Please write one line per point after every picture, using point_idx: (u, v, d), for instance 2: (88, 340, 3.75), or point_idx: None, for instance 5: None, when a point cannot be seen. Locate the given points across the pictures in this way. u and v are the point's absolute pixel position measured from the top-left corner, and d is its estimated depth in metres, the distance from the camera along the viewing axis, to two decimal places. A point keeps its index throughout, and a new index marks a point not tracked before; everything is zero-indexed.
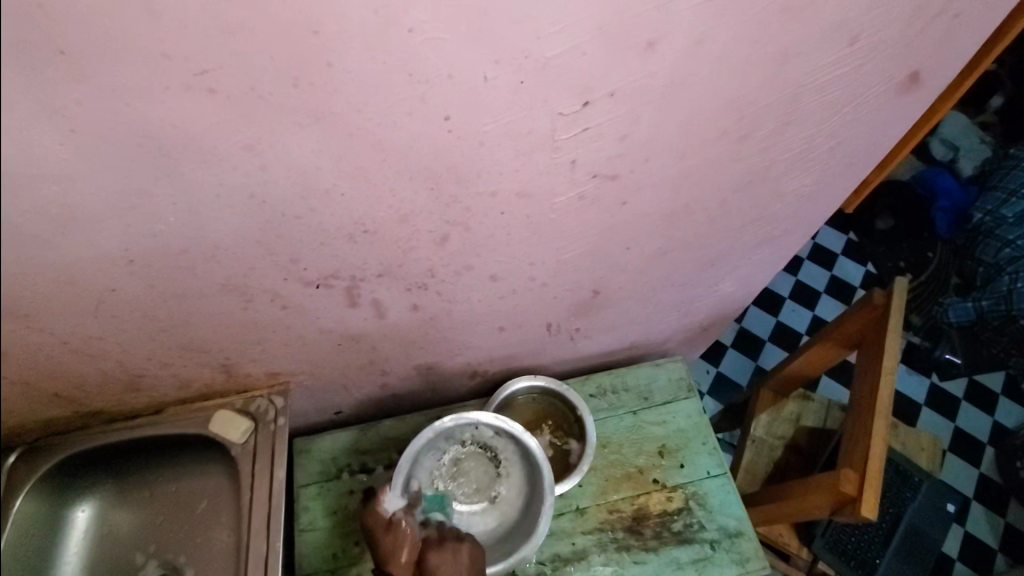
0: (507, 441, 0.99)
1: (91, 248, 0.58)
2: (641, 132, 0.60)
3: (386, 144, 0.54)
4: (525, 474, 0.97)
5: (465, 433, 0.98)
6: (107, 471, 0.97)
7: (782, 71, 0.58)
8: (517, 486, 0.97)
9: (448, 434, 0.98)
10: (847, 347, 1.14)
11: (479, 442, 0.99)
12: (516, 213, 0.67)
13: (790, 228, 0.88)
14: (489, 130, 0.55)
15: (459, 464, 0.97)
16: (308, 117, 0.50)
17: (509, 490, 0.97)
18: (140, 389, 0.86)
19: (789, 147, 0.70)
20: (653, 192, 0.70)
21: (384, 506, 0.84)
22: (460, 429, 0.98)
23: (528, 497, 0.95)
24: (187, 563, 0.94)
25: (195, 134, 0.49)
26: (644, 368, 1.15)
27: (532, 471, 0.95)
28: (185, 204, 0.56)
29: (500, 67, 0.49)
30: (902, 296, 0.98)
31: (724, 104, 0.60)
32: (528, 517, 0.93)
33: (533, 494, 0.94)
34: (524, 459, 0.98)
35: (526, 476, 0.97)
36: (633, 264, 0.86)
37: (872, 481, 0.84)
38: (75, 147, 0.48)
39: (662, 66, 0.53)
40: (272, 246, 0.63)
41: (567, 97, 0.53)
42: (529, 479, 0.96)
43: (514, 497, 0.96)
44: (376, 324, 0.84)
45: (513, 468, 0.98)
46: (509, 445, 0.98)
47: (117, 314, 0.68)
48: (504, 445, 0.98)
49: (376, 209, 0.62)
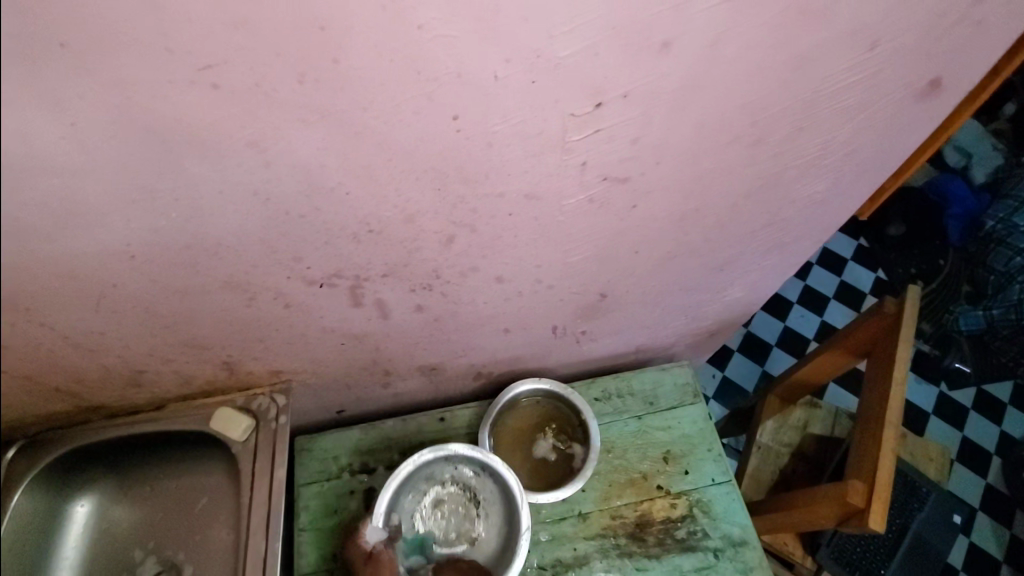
0: (487, 480, 0.98)
1: (94, 242, 0.57)
2: (654, 134, 0.58)
3: (393, 143, 0.53)
4: (505, 514, 0.95)
5: (445, 473, 0.98)
6: (108, 465, 0.96)
7: (801, 75, 0.57)
8: (496, 527, 0.95)
9: (428, 473, 0.98)
10: (856, 356, 1.13)
11: (458, 481, 0.98)
12: (524, 215, 0.66)
13: (802, 234, 0.86)
14: (498, 130, 0.54)
15: (439, 505, 0.96)
16: (314, 114, 0.48)
17: (488, 532, 0.95)
18: (141, 385, 0.86)
19: (805, 152, 0.68)
20: (664, 195, 0.68)
21: (366, 538, 0.89)
22: (440, 468, 0.98)
23: (506, 537, 0.94)
24: (185, 561, 0.94)
25: (198, 129, 0.48)
26: (650, 372, 1.14)
27: (510, 507, 0.95)
28: (188, 200, 0.55)
29: (510, 66, 0.48)
30: (914, 305, 0.97)
31: (739, 108, 0.58)
32: (506, 557, 0.92)
33: (512, 533, 0.93)
34: (504, 498, 0.97)
35: (506, 516, 0.95)
36: (641, 267, 0.85)
37: (880, 492, 0.83)
38: (77, 140, 0.47)
39: (677, 68, 0.52)
40: (275, 244, 0.62)
41: (578, 98, 0.52)
42: (509, 519, 0.95)
43: (493, 539, 0.94)
44: (379, 324, 0.83)
45: (493, 507, 0.97)
46: (489, 484, 0.98)
47: (119, 310, 0.67)
48: (483, 484, 0.98)
49: (381, 209, 0.60)
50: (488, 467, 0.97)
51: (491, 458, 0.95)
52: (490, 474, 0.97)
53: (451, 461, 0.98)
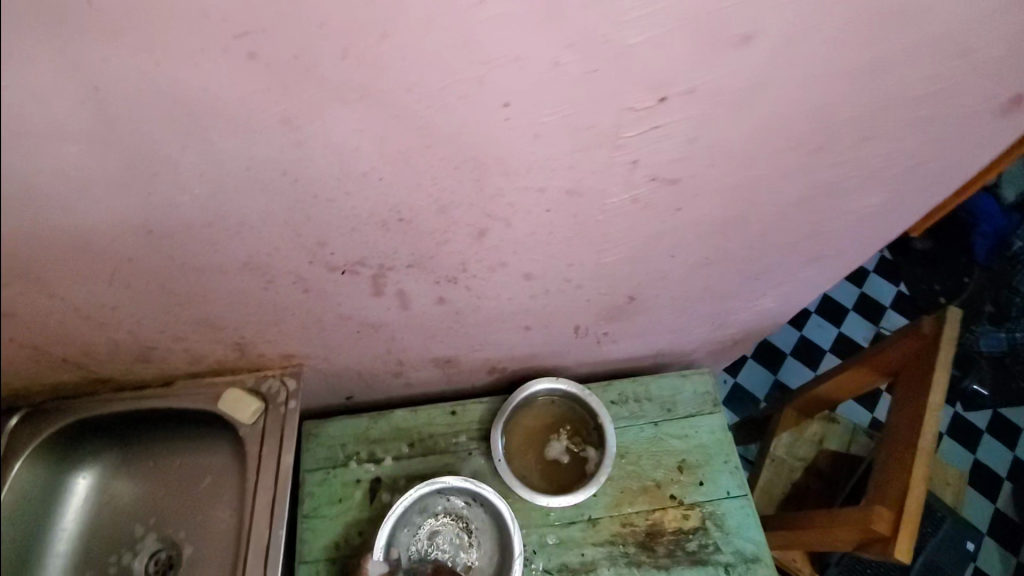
0: (478, 510, 0.96)
1: (109, 215, 0.53)
2: (713, 135, 0.54)
3: (435, 129, 0.49)
4: (498, 545, 0.93)
5: (437, 506, 0.96)
6: (111, 439, 0.94)
7: (878, 81, 0.53)
8: (489, 558, 0.93)
9: (421, 505, 0.95)
10: (883, 375, 1.09)
11: (451, 513, 0.96)
12: (563, 212, 0.62)
13: (846, 248, 0.82)
14: (549, 121, 0.50)
15: (432, 539, 0.94)
16: (354, 92, 0.45)
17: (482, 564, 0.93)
18: (150, 361, 0.83)
19: (866, 163, 0.64)
20: (712, 200, 0.64)
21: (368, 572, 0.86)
22: (431, 501, 0.96)
23: (501, 568, 0.92)
24: (186, 540, 0.92)
25: (228, 101, 0.44)
26: (669, 378, 1.10)
27: (504, 539, 0.93)
28: (212, 176, 0.51)
29: (572, 52, 0.44)
30: (954, 328, 0.93)
31: (806, 113, 0.54)
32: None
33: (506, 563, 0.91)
34: (496, 528, 0.94)
35: (499, 546, 0.94)
36: (674, 273, 0.81)
37: (908, 521, 0.80)
38: (98, 106, 0.43)
39: (750, 65, 0.47)
40: (299, 227, 0.59)
41: (639, 91, 0.48)
42: (501, 548, 0.93)
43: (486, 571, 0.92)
44: (398, 315, 0.80)
45: (485, 538, 0.94)
46: (480, 513, 0.95)
47: (132, 285, 0.64)
48: (475, 515, 0.96)
49: (414, 197, 0.57)
50: (479, 498, 0.94)
51: (482, 488, 0.93)
52: (481, 503, 0.95)
53: (441, 492, 0.96)
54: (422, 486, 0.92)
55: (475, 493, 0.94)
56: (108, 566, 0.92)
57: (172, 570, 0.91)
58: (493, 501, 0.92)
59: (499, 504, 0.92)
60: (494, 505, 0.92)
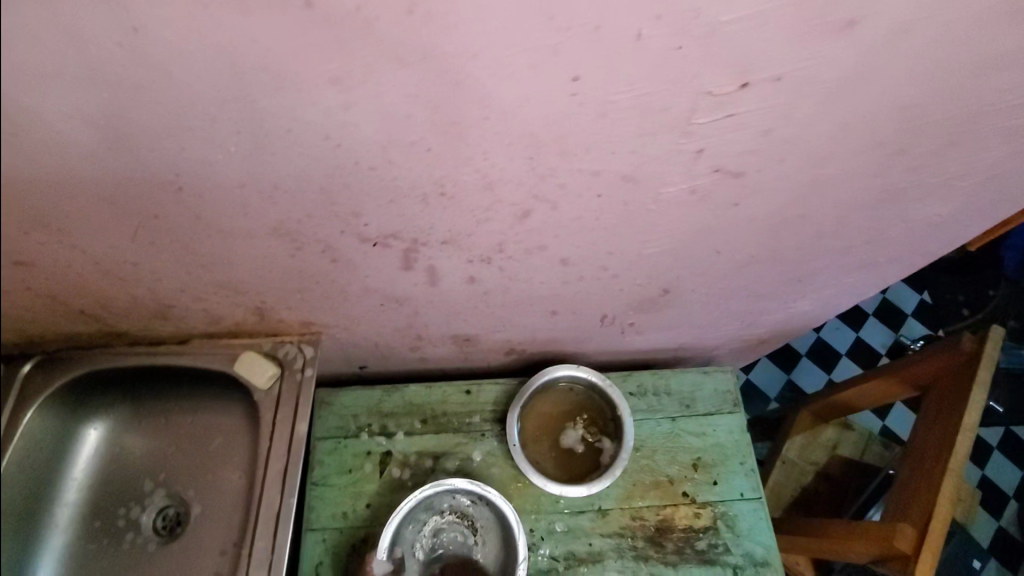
0: (483, 509, 0.92)
1: (140, 168, 0.50)
2: (790, 128, 0.50)
3: (495, 100, 0.45)
4: (501, 546, 0.90)
5: (442, 503, 0.92)
6: (125, 393, 0.93)
7: (978, 81, 0.48)
8: (492, 559, 0.90)
9: (426, 503, 0.91)
10: (912, 388, 1.06)
11: (457, 511, 0.92)
12: (614, 198, 0.59)
13: (898, 256, 0.78)
14: (618, 101, 0.46)
15: (437, 536, 0.91)
16: (415, 53, 0.41)
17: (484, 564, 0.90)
18: (167, 320, 0.81)
19: (943, 170, 0.59)
20: (773, 197, 0.60)
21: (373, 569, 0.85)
22: (437, 498, 0.92)
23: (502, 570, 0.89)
24: (195, 499, 0.91)
25: (277, 54, 0.41)
26: (690, 373, 1.08)
27: (508, 541, 0.89)
28: (251, 134, 0.48)
29: (659, 25, 0.40)
30: (995, 348, 0.89)
31: (894, 111, 0.50)
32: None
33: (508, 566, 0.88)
34: (501, 528, 0.91)
35: (502, 548, 0.90)
36: (716, 269, 0.77)
37: (931, 541, 0.78)
38: (136, 50, 0.40)
39: (848, 53, 0.43)
40: (336, 195, 0.55)
41: (722, 74, 0.44)
42: (505, 549, 0.90)
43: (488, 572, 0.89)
44: (425, 291, 0.77)
45: (490, 538, 0.91)
46: (485, 512, 0.92)
47: (156, 242, 0.61)
48: (481, 514, 0.92)
49: (461, 172, 0.53)
50: (485, 498, 0.91)
51: (487, 489, 0.89)
52: (487, 503, 0.91)
53: (448, 491, 0.91)
54: (427, 488, 0.88)
55: (480, 494, 0.90)
56: (115, 519, 0.91)
57: (180, 527, 0.90)
58: (499, 504, 0.88)
59: (505, 507, 0.88)
60: (499, 507, 0.89)
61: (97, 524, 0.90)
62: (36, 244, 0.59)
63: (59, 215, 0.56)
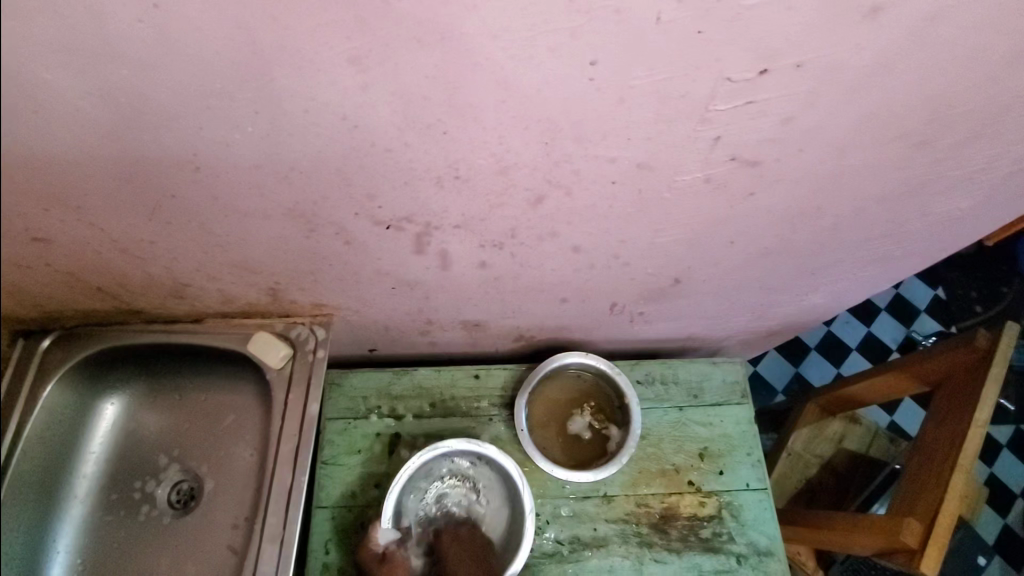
0: (484, 468, 0.95)
1: (157, 147, 0.51)
2: (811, 117, 0.49)
3: (512, 82, 0.45)
4: (506, 502, 0.93)
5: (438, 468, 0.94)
6: (140, 369, 0.95)
7: (1009, 71, 0.47)
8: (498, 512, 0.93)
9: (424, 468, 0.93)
10: (923, 384, 1.05)
11: (457, 474, 0.94)
12: (629, 185, 0.58)
13: (915, 250, 0.77)
14: (637, 85, 0.45)
15: (440, 501, 0.93)
16: (432, 34, 0.40)
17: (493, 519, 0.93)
18: (182, 298, 0.82)
19: (966, 163, 0.58)
20: (789, 187, 0.60)
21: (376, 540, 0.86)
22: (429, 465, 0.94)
23: (511, 523, 0.92)
24: (208, 474, 0.93)
25: (295, 33, 0.41)
26: (698, 364, 1.08)
27: (512, 494, 0.93)
28: (268, 114, 0.48)
29: (681, 8, 0.39)
30: (1010, 345, 0.88)
31: (919, 101, 0.49)
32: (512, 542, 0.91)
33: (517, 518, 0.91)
34: (505, 484, 0.94)
35: (507, 503, 0.93)
36: (729, 260, 0.77)
37: (939, 536, 0.78)
38: (154, 27, 0.41)
39: (875, 40, 0.43)
40: (351, 177, 0.56)
41: (743, 60, 0.43)
42: (511, 502, 0.93)
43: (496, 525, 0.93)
44: (436, 275, 0.77)
45: (493, 494, 0.94)
46: (485, 471, 0.95)
47: (173, 222, 0.62)
48: (480, 473, 0.95)
49: (476, 156, 0.53)
50: (485, 457, 0.93)
51: (486, 447, 0.92)
52: (487, 462, 0.94)
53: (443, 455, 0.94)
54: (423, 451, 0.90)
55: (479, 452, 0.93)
56: (132, 491, 0.93)
57: (194, 501, 0.92)
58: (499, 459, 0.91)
59: (505, 461, 0.91)
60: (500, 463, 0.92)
61: (114, 496, 0.92)
62: (57, 219, 0.60)
63: (80, 192, 0.56)
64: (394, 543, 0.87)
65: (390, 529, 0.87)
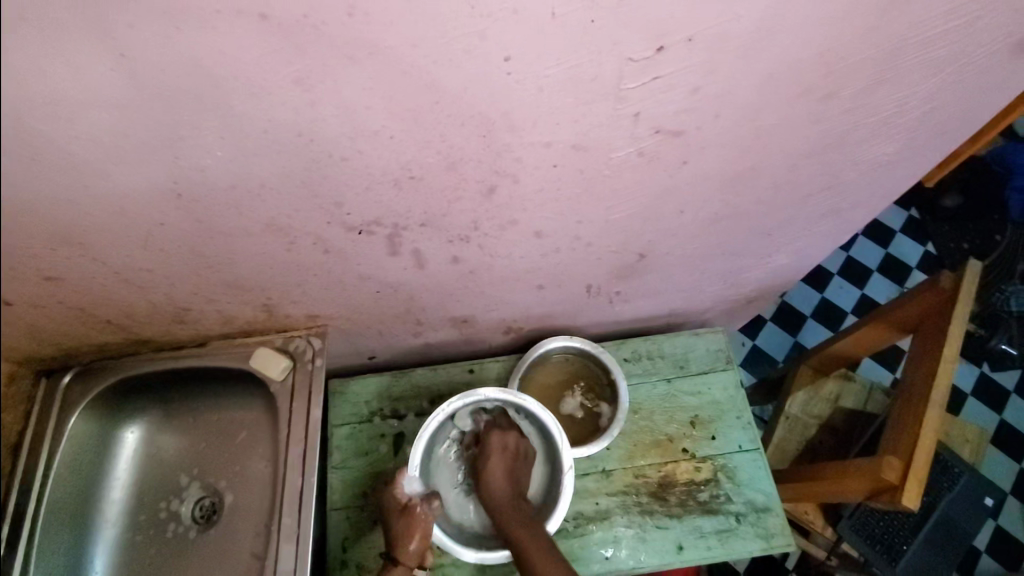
0: (525, 423, 0.95)
1: (143, 180, 0.58)
2: (715, 83, 0.55)
3: (440, 85, 0.51)
4: (546, 459, 0.94)
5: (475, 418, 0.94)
6: (154, 397, 1.01)
7: (886, 21, 0.52)
8: (538, 469, 0.94)
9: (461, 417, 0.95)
10: (900, 331, 1.08)
11: None
12: (570, 167, 0.64)
13: (860, 200, 0.82)
14: (551, 74, 0.51)
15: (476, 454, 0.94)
16: (361, 50, 0.46)
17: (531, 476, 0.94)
18: (186, 323, 0.89)
19: (877, 110, 0.63)
20: (719, 151, 0.65)
21: (402, 489, 0.87)
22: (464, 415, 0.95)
23: (550, 481, 0.93)
24: (227, 488, 0.98)
25: (245, 65, 0.47)
26: (682, 336, 1.12)
27: (551, 450, 0.93)
28: (234, 139, 0.54)
29: (570, 2, 0.45)
30: (973, 281, 0.91)
31: (811, 58, 0.54)
32: (550, 500, 0.91)
33: (555, 478, 0.92)
34: (543, 441, 0.95)
35: (546, 459, 0.94)
36: (684, 229, 0.82)
37: (918, 471, 0.82)
38: (124, 73, 0.47)
39: (752, 8, 0.48)
40: (316, 188, 0.62)
41: (639, 40, 0.49)
42: (550, 460, 0.94)
43: (535, 480, 0.94)
44: (414, 275, 0.83)
45: (532, 450, 0.95)
46: (526, 425, 0.95)
47: (166, 248, 0.69)
48: (519, 428, 0.96)
49: (423, 154, 0.59)
50: (524, 411, 0.94)
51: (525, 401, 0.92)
52: (527, 415, 0.94)
53: (481, 406, 0.95)
54: (458, 398, 0.91)
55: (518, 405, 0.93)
56: (158, 511, 0.98)
57: (216, 515, 0.97)
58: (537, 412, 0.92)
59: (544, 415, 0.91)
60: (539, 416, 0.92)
61: (143, 517, 0.98)
62: (62, 257, 0.67)
63: (79, 229, 0.63)
64: (418, 496, 0.87)
65: (416, 481, 0.88)
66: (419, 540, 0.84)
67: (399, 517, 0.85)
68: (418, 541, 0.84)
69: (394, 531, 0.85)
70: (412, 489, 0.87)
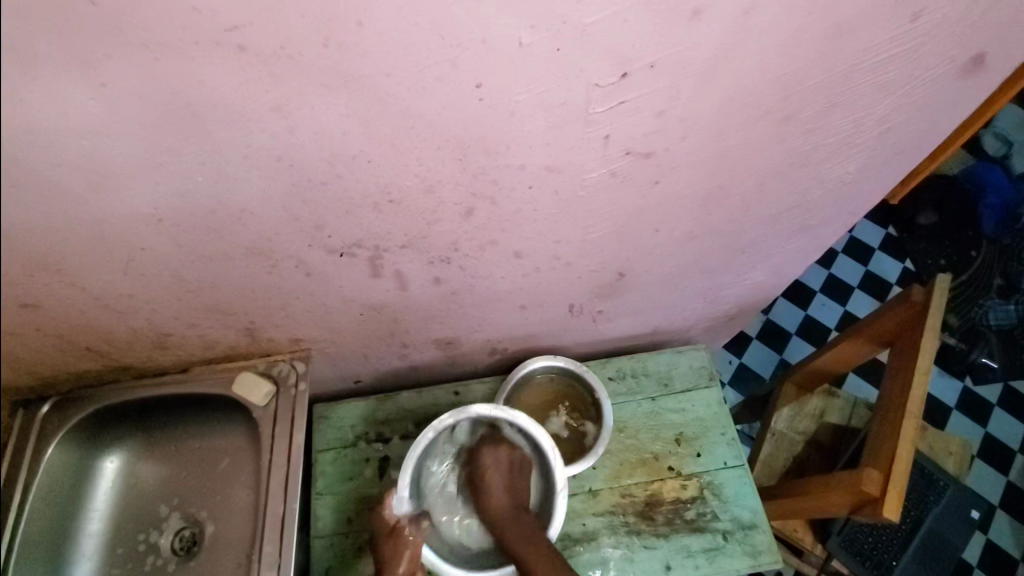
0: (518, 438, 0.94)
1: (124, 206, 0.59)
2: (680, 106, 0.57)
3: (415, 111, 0.53)
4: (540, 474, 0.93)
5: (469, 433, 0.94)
6: (135, 425, 0.99)
7: (836, 47, 0.55)
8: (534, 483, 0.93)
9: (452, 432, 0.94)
10: (878, 345, 1.10)
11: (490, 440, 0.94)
12: (546, 188, 0.66)
13: (830, 216, 0.85)
14: (521, 100, 0.53)
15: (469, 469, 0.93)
16: (336, 78, 0.49)
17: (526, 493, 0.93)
18: (167, 348, 0.88)
19: (836, 130, 0.66)
20: (688, 172, 0.67)
21: (391, 511, 0.87)
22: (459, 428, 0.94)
23: (544, 498, 0.92)
24: (208, 518, 0.96)
25: (223, 94, 0.49)
26: (665, 354, 1.13)
27: (546, 465, 0.92)
28: (213, 163, 0.56)
29: (537, 32, 0.47)
30: (943, 294, 0.93)
31: (769, 82, 0.57)
32: (544, 518, 0.90)
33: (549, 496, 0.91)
34: (538, 457, 0.93)
35: (540, 474, 0.93)
36: (662, 247, 0.83)
37: (897, 483, 0.83)
38: (104, 101, 0.48)
39: (707, 36, 0.51)
40: (297, 211, 0.63)
41: (604, 67, 0.52)
42: (545, 475, 0.93)
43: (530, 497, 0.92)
44: (397, 296, 0.83)
45: (526, 464, 0.93)
46: (520, 439, 0.94)
47: (147, 273, 0.69)
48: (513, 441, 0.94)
49: (401, 177, 0.60)
50: (516, 426, 0.93)
51: (517, 416, 0.90)
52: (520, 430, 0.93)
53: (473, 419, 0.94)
54: (449, 414, 0.91)
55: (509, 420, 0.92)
56: (136, 544, 0.96)
57: (197, 546, 0.95)
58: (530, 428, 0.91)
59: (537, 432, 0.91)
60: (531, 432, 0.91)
61: (120, 550, 0.95)
62: (41, 283, 0.67)
63: (60, 255, 0.64)
64: (407, 517, 0.87)
65: (405, 502, 0.87)
66: (407, 563, 0.82)
67: (387, 540, 0.84)
68: (406, 564, 0.82)
69: (382, 553, 0.84)
70: (401, 510, 0.87)
